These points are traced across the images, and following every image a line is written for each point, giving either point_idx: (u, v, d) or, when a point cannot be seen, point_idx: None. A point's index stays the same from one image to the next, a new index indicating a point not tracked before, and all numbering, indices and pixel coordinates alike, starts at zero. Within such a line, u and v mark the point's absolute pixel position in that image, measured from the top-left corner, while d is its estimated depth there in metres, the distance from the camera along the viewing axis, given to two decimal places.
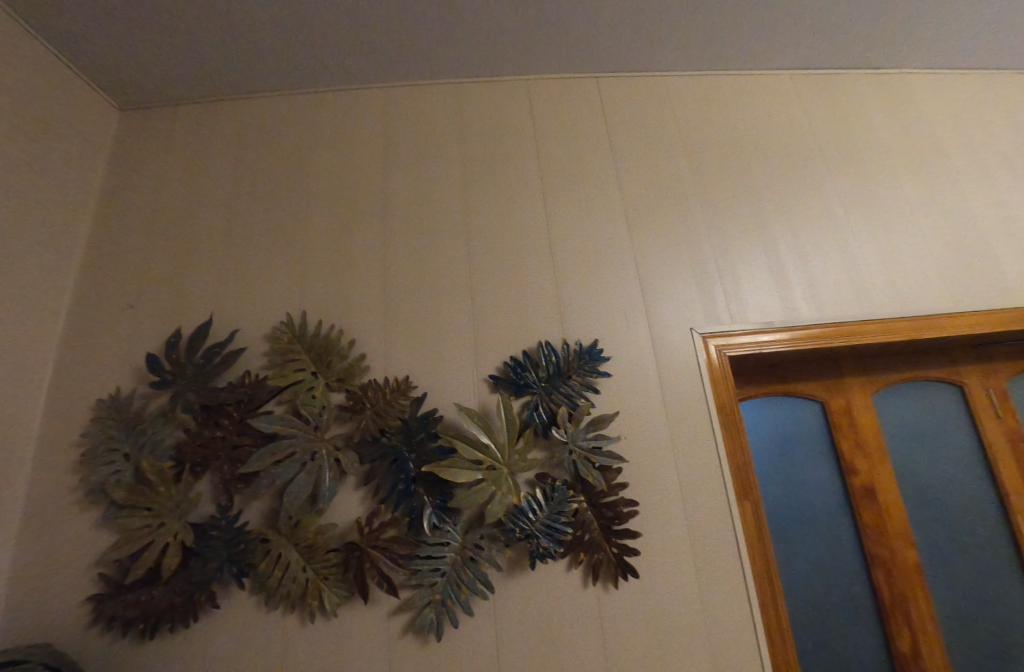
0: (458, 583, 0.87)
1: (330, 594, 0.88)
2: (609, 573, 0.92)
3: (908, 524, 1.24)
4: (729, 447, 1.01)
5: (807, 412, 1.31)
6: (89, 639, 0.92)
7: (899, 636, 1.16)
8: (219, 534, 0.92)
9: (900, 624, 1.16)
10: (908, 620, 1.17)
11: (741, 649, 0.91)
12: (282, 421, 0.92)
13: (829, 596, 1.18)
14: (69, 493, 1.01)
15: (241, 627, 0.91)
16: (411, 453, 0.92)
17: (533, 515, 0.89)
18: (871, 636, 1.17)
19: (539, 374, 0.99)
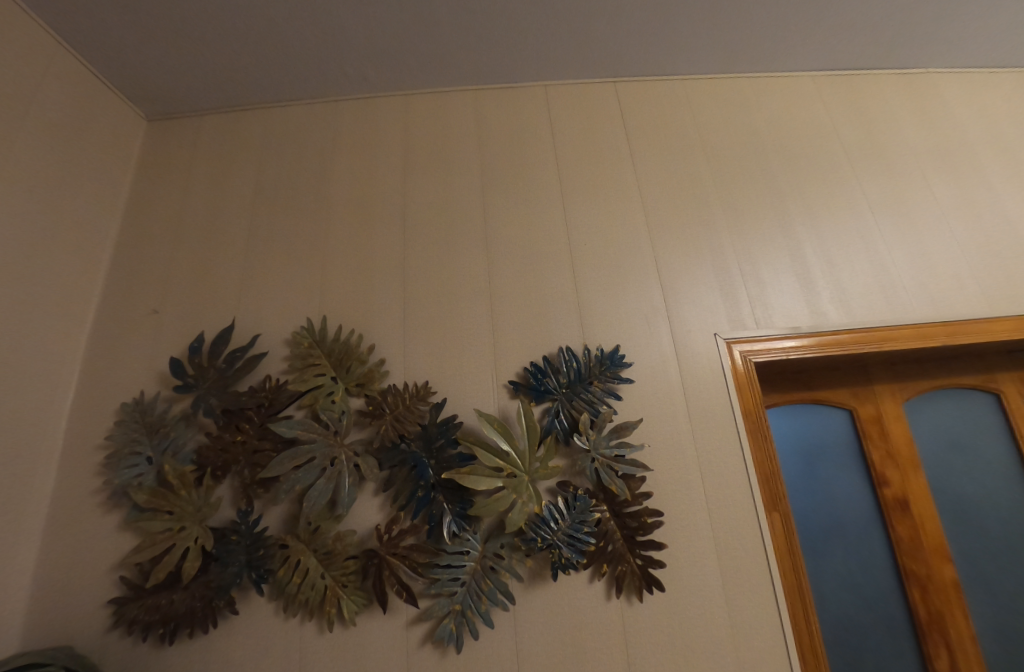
0: (478, 593, 0.86)
1: (349, 602, 0.87)
2: (633, 586, 0.89)
3: (945, 539, 1.18)
4: (756, 457, 0.98)
5: (835, 420, 1.27)
6: (109, 642, 0.93)
7: (939, 658, 1.10)
8: (239, 538, 0.92)
9: (939, 646, 1.10)
10: (948, 642, 1.11)
11: (772, 669, 0.87)
12: (302, 426, 0.92)
13: (861, 613, 1.13)
14: (92, 496, 1.02)
15: (260, 633, 0.90)
16: (431, 459, 0.91)
17: (555, 525, 0.87)
18: (908, 658, 1.11)
19: (560, 380, 0.98)
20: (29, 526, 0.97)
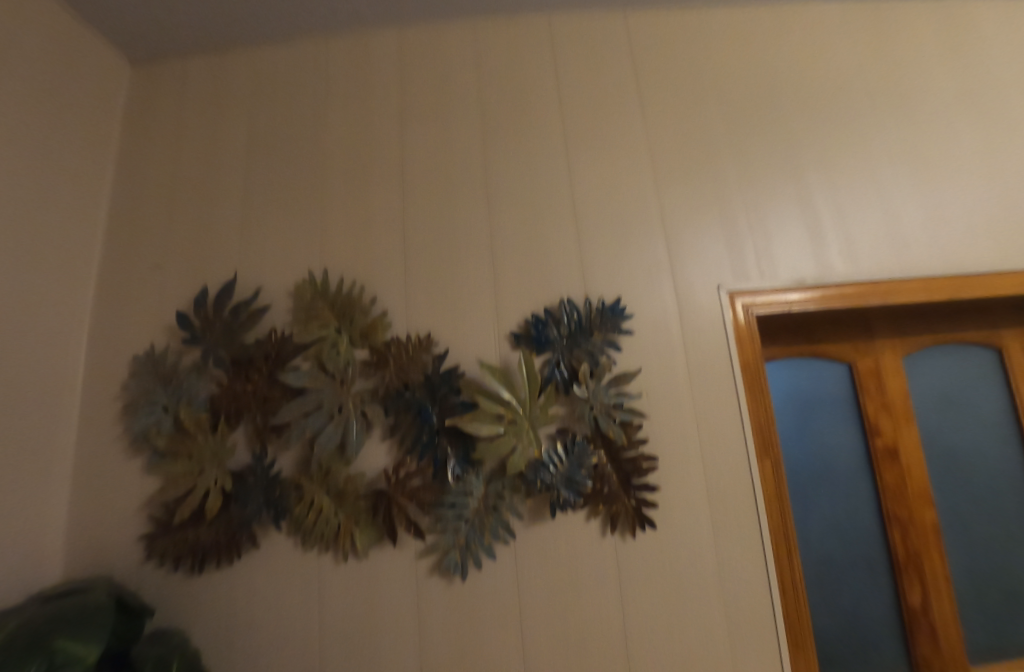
0: (481, 529, 0.91)
1: (361, 537, 0.94)
2: (627, 523, 0.94)
3: (930, 486, 1.23)
4: (752, 407, 1.00)
5: (832, 373, 1.28)
6: (144, 572, 1.01)
7: (911, 593, 1.18)
8: (256, 480, 0.97)
9: (913, 581, 1.18)
10: (921, 578, 1.18)
11: (753, 598, 0.94)
12: (310, 376, 0.95)
13: (843, 553, 1.19)
14: (115, 442, 1.07)
15: (281, 563, 0.98)
16: (435, 407, 0.94)
17: (554, 468, 0.91)
18: (882, 592, 1.19)
19: (560, 332, 0.98)
20: (59, 470, 1.03)
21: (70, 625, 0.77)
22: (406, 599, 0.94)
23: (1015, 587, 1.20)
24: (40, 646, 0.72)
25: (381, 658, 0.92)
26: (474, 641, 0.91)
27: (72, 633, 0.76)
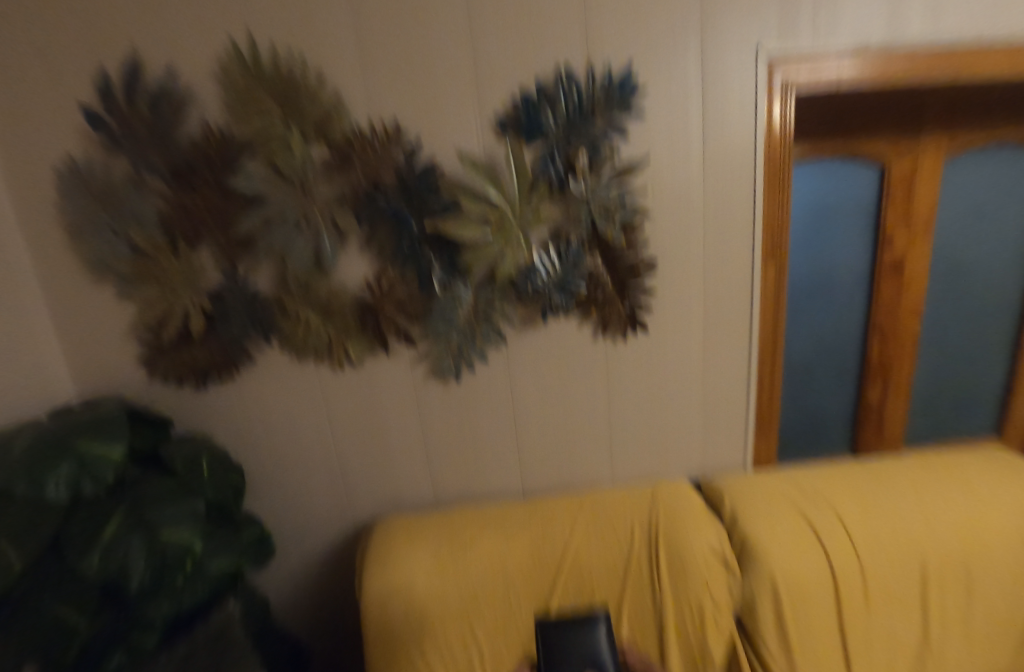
0: (473, 336, 0.92)
1: (355, 348, 0.95)
2: (619, 327, 0.95)
3: (923, 301, 1.20)
4: (767, 207, 0.91)
5: (860, 178, 1.12)
6: (150, 387, 1.04)
7: (871, 393, 1.26)
8: (235, 299, 0.93)
9: (876, 383, 1.26)
10: (886, 380, 1.25)
11: (727, 384, 1.04)
12: (267, 183, 0.84)
13: (820, 361, 1.23)
14: (65, 267, 0.97)
15: (281, 375, 1.01)
16: (412, 212, 0.84)
17: (546, 274, 0.87)
18: (845, 392, 1.28)
19: (556, 115, 0.81)
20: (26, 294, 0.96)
21: (90, 429, 0.84)
22: (407, 399, 1.00)
23: (965, 384, 1.31)
24: (66, 445, 0.79)
25: (394, 443, 1.05)
26: (475, 428, 1.03)
27: (93, 435, 0.83)
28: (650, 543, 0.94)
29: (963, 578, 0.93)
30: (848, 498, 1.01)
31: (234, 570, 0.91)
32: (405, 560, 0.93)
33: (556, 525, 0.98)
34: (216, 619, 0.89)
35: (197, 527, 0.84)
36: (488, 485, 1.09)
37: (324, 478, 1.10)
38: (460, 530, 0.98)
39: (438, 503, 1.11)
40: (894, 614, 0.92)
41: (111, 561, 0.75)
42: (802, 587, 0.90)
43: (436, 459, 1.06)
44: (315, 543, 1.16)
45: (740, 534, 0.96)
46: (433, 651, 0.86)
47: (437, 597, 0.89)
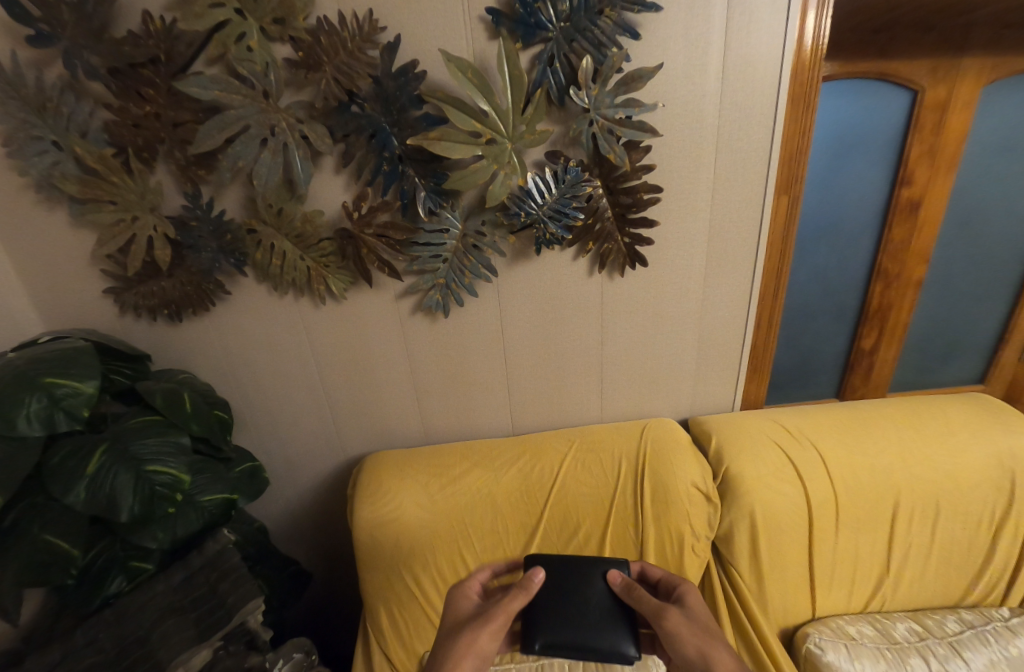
0: (461, 270, 0.87)
1: (335, 281, 0.89)
2: (617, 262, 0.90)
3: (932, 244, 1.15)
4: (788, 133, 0.83)
5: (891, 103, 1.01)
6: (123, 322, 0.98)
7: (865, 338, 1.24)
8: (201, 224, 0.85)
9: (871, 330, 1.23)
10: (881, 325, 1.23)
11: (724, 325, 1.01)
12: (219, 85, 0.69)
13: (819, 304, 1.19)
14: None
15: (259, 308, 0.96)
16: (393, 125, 0.75)
17: (541, 200, 0.80)
18: (839, 336, 1.26)
19: (557, 8, 0.69)
20: None
21: (57, 366, 0.74)
22: (393, 335, 0.97)
23: (957, 333, 1.30)
24: (29, 382, 0.71)
25: (381, 380, 1.03)
26: (466, 365, 1.01)
27: (60, 369, 0.74)
28: (636, 476, 0.96)
29: (931, 513, 0.97)
30: (835, 438, 1.02)
31: (227, 502, 0.92)
32: (395, 490, 0.94)
33: (545, 460, 0.99)
34: (211, 547, 0.92)
35: (184, 461, 0.83)
36: (477, 422, 1.09)
37: (313, 415, 1.09)
38: (450, 462, 0.99)
39: (428, 439, 1.11)
40: (861, 541, 0.97)
41: (98, 495, 0.74)
42: (780, 517, 0.94)
43: (426, 397, 1.05)
44: (308, 475, 1.18)
45: (725, 468, 0.98)
46: (425, 576, 0.90)
47: (426, 524, 0.91)
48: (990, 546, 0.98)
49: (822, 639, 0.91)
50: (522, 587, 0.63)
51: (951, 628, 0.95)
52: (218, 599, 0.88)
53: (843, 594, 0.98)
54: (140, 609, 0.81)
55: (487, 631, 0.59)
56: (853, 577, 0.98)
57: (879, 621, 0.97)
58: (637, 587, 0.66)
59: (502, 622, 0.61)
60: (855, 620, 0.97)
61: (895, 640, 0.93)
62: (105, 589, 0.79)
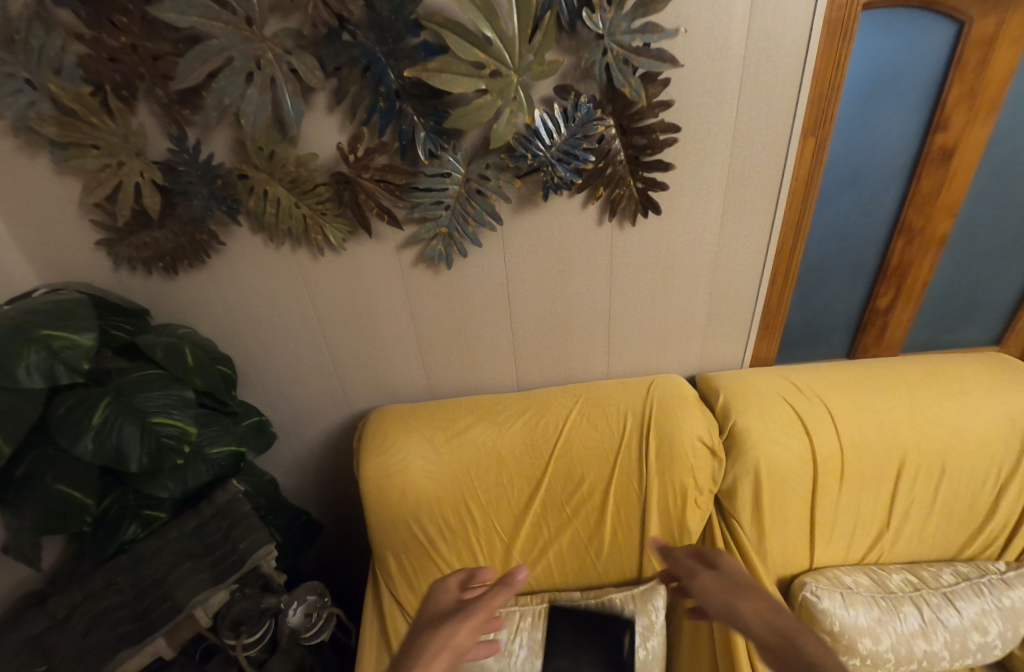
0: (464, 217, 0.83)
1: (334, 231, 0.85)
2: (628, 209, 0.85)
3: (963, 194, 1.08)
4: (819, 67, 0.76)
5: (935, 35, 0.91)
6: (119, 276, 0.96)
7: (882, 296, 1.19)
8: (189, 169, 0.81)
9: (889, 288, 1.18)
10: (899, 283, 1.18)
11: (737, 280, 0.98)
12: (196, 10, 0.63)
13: (836, 260, 1.15)
14: None
15: (257, 261, 0.93)
16: (388, 56, 0.69)
17: (550, 141, 0.74)
18: (855, 294, 1.22)
19: None
20: None
21: (54, 319, 0.72)
22: (396, 289, 0.94)
23: (978, 292, 1.26)
24: (26, 335, 0.69)
25: (385, 335, 1.01)
26: (470, 319, 0.99)
27: (57, 322, 0.72)
28: (642, 430, 0.95)
29: (936, 471, 0.97)
30: (845, 396, 1.00)
31: (236, 453, 0.93)
32: (401, 444, 0.94)
33: (551, 414, 0.97)
34: (221, 497, 0.94)
35: (190, 414, 0.83)
36: (482, 378, 1.09)
37: (316, 370, 1.08)
38: (455, 416, 0.98)
39: (433, 394, 1.11)
40: (864, 496, 0.98)
41: (106, 446, 0.74)
42: (784, 472, 0.94)
43: (429, 353, 1.04)
44: (313, 430, 1.19)
45: (731, 423, 0.97)
46: (432, 525, 0.92)
47: (432, 477, 0.92)
48: (992, 503, 0.99)
49: (818, 588, 0.93)
50: (504, 583, 0.53)
51: (946, 579, 0.97)
52: (231, 545, 0.87)
53: (842, 546, 1.00)
54: (154, 554, 0.84)
55: (464, 627, 0.50)
56: (852, 531, 0.99)
57: (875, 571, 0.99)
58: (671, 550, 0.65)
59: (481, 623, 0.51)
60: (852, 571, 0.99)
61: (890, 590, 0.96)
62: (120, 535, 0.81)
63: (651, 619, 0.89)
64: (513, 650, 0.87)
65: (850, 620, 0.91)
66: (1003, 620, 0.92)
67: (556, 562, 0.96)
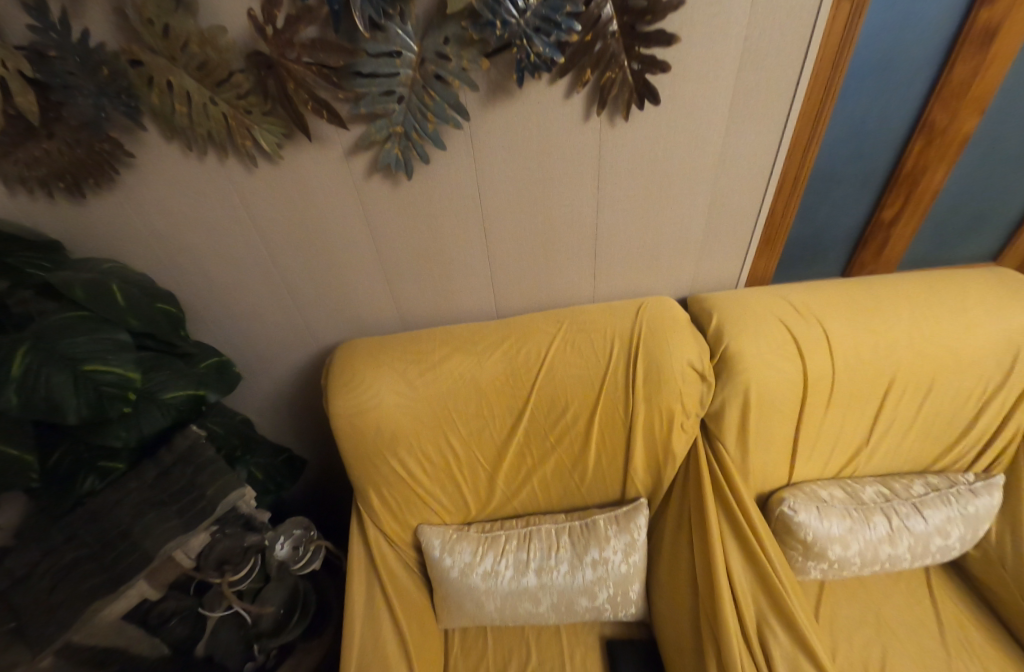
0: (422, 113, 0.68)
1: (264, 133, 0.71)
2: (621, 99, 0.71)
3: (999, 84, 0.93)
4: None
5: None
6: (13, 205, 0.79)
7: (889, 207, 1.09)
8: (64, 54, 0.63)
9: (898, 196, 1.07)
10: (909, 193, 1.07)
11: (739, 189, 0.87)
12: None
13: (846, 166, 1.03)
14: None
15: (179, 177, 0.78)
16: None
17: (523, 4, 0.59)
18: (860, 206, 1.11)
19: None
20: None
21: None
22: (349, 205, 0.82)
23: (991, 203, 1.16)
24: None
25: (344, 260, 0.90)
26: (439, 240, 0.88)
27: None
28: (629, 357, 0.88)
29: (923, 390, 0.95)
30: (845, 314, 0.94)
31: (195, 397, 0.85)
32: (370, 380, 0.86)
33: (532, 342, 0.89)
34: (181, 443, 0.87)
35: (131, 359, 0.73)
36: (457, 306, 1.00)
37: (272, 303, 0.97)
38: (428, 347, 0.90)
39: (405, 325, 1.02)
40: (849, 415, 0.96)
41: (35, 397, 0.65)
42: (774, 396, 0.90)
43: (396, 278, 0.93)
44: (278, 368, 1.11)
45: (723, 347, 0.90)
46: (411, 460, 0.88)
47: (407, 413, 0.86)
48: (972, 418, 0.98)
49: (796, 502, 0.94)
50: None
51: (917, 490, 1.00)
52: (198, 491, 0.82)
53: (821, 462, 1.01)
54: (115, 506, 0.79)
55: None
56: (833, 448, 1.00)
57: (850, 484, 1.01)
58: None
59: None
60: (828, 485, 1.01)
61: (862, 501, 0.98)
62: (77, 489, 0.77)
63: (633, 536, 0.90)
64: (499, 570, 0.89)
65: (823, 530, 0.93)
66: (965, 525, 0.96)
67: (541, 487, 0.95)
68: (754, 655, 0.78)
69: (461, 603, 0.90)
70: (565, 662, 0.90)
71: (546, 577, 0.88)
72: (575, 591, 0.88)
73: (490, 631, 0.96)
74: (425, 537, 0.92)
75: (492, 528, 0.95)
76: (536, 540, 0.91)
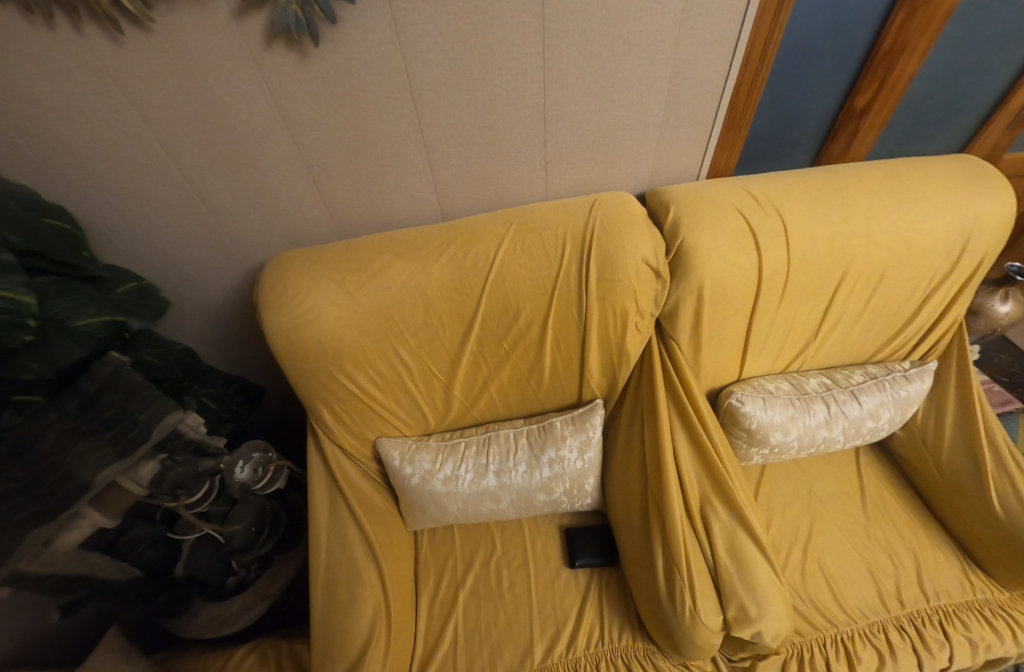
0: None
1: None
2: None
3: None
4: None
5: None
6: None
7: (862, 93, 1.01)
8: None
9: (873, 82, 0.99)
10: (883, 80, 0.98)
11: (700, 64, 0.79)
12: None
13: (821, 42, 0.93)
14: None
15: (29, 55, 0.64)
16: None
17: None
18: (832, 93, 1.03)
19: None
20: None
21: None
22: (250, 81, 0.70)
23: (966, 89, 1.09)
24: None
25: (259, 155, 0.79)
26: (366, 125, 0.77)
27: None
28: (582, 257, 0.83)
29: (874, 281, 0.96)
30: (805, 206, 0.91)
31: (114, 324, 0.78)
32: (306, 291, 0.80)
33: (480, 244, 0.83)
34: (101, 371, 0.78)
35: (23, 281, 0.63)
36: (397, 209, 0.91)
37: (186, 213, 0.85)
38: (367, 256, 0.83)
39: (343, 233, 0.93)
40: (800, 310, 0.97)
41: None
42: (727, 292, 0.89)
43: (324, 176, 0.83)
44: (209, 293, 1.01)
45: (679, 242, 0.86)
46: (360, 374, 0.85)
47: (349, 326, 0.81)
48: (915, 309, 1.02)
49: (743, 395, 0.98)
50: None
51: (856, 379, 1.06)
52: (130, 417, 0.78)
53: (770, 357, 1.04)
54: (38, 439, 0.72)
55: None
56: (781, 343, 1.02)
57: (795, 377, 1.06)
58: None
59: None
60: (775, 378, 1.05)
61: (804, 391, 1.03)
62: None
63: (589, 434, 0.93)
64: (458, 475, 0.91)
65: (766, 419, 0.98)
66: (896, 408, 1.03)
67: (499, 396, 0.95)
68: (696, 530, 0.84)
69: (424, 507, 0.92)
70: (526, 551, 0.97)
71: (505, 478, 0.91)
72: (533, 488, 0.92)
73: (457, 531, 1.01)
74: (385, 448, 0.92)
75: (451, 436, 0.96)
76: (494, 444, 0.93)
